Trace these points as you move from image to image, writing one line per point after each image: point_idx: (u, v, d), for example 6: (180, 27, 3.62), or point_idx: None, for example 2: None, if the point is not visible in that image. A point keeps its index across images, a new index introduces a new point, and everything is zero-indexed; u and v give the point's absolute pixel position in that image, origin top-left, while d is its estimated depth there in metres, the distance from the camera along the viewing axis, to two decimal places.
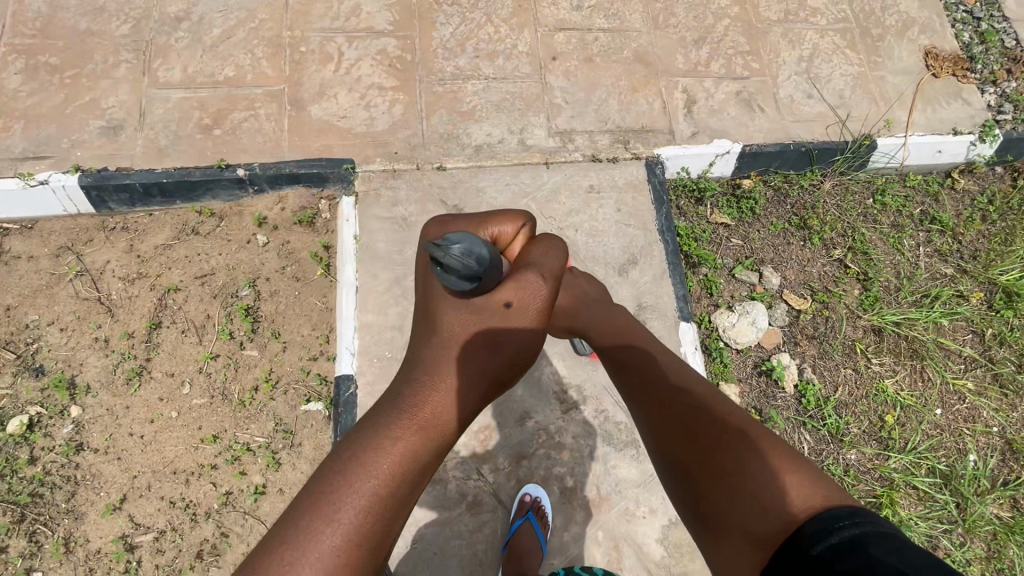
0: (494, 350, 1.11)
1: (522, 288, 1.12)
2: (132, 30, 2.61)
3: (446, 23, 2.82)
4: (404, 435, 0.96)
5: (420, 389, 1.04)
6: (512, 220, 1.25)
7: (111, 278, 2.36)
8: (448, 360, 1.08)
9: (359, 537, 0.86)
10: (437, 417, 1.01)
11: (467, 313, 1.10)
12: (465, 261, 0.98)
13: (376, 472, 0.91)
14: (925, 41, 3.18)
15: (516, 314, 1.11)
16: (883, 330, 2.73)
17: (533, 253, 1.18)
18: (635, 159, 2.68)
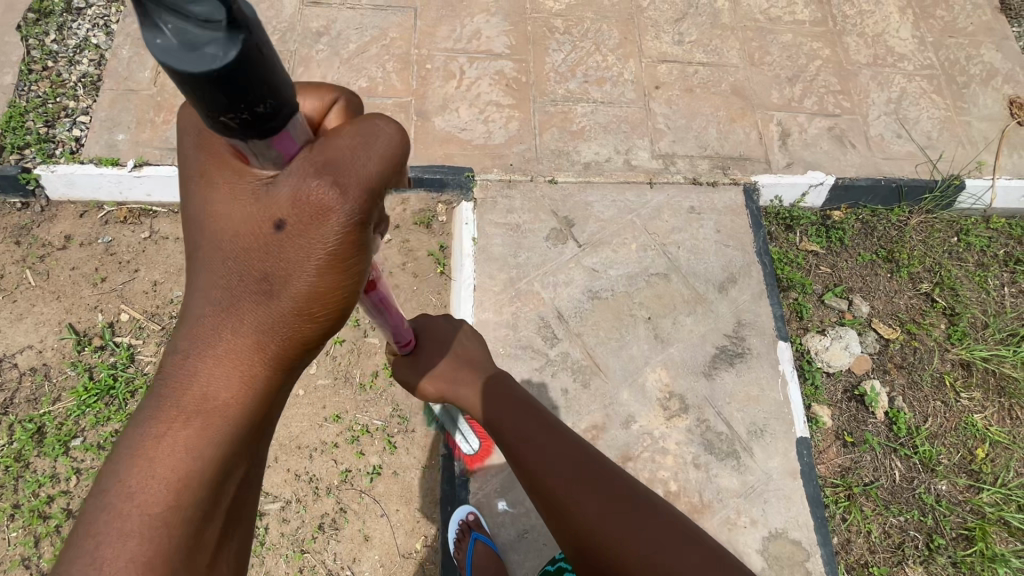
0: (274, 292, 0.76)
1: (305, 196, 0.72)
2: (279, 41, 2.88)
3: (558, 50, 3.05)
4: (182, 423, 0.76)
5: (186, 372, 0.78)
6: (322, 94, 0.83)
7: None
8: (220, 312, 0.78)
9: (152, 529, 0.72)
10: (216, 393, 0.78)
11: (230, 250, 0.77)
12: (220, 40, 0.52)
13: (153, 478, 0.73)
14: (1010, 91, 3.30)
15: (294, 238, 0.73)
16: (972, 365, 2.77)
17: (333, 143, 0.72)
18: (733, 185, 2.82)
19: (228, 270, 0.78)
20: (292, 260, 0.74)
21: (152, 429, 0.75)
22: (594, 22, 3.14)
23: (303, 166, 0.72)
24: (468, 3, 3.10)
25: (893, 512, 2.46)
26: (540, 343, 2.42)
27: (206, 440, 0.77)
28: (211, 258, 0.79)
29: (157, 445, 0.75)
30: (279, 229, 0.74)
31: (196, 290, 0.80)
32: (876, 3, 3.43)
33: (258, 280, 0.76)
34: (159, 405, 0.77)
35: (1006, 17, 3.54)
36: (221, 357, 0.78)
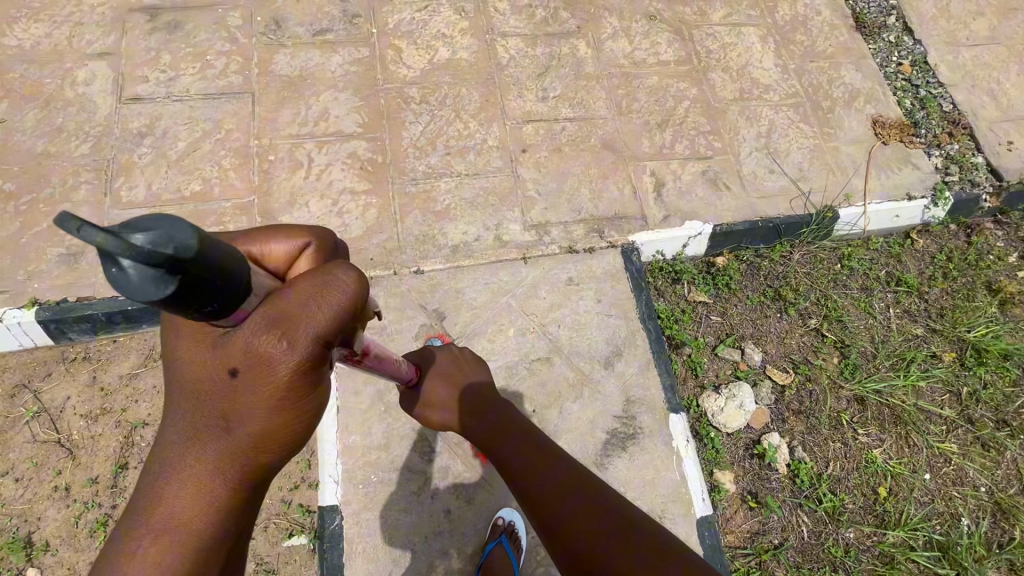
0: (232, 428, 0.84)
1: (253, 346, 0.77)
2: (93, 149, 2.55)
3: (415, 121, 2.85)
4: (156, 526, 0.85)
5: (151, 498, 0.86)
6: (300, 237, 0.96)
7: (72, 416, 2.22)
8: (190, 422, 0.87)
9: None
10: (177, 513, 0.85)
11: (185, 399, 0.87)
12: (149, 254, 0.62)
13: (143, 557, 0.83)
14: (872, 110, 3.36)
15: (253, 380, 0.79)
16: (866, 398, 2.76)
17: (296, 292, 0.80)
18: (610, 248, 2.71)
19: (188, 391, 0.86)
20: (243, 399, 0.81)
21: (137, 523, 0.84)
22: (452, 86, 2.97)
23: (257, 320, 0.78)
24: (313, 80, 2.87)
25: (805, 573, 2.40)
26: (416, 461, 2.21)
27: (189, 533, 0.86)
28: (181, 364, 0.86)
29: (121, 567, 0.83)
30: (232, 374, 0.80)
31: (167, 422, 0.89)
32: (737, 35, 3.44)
33: (209, 411, 0.84)
34: (145, 501, 0.86)
35: (862, 34, 3.63)
36: (187, 462, 0.86)
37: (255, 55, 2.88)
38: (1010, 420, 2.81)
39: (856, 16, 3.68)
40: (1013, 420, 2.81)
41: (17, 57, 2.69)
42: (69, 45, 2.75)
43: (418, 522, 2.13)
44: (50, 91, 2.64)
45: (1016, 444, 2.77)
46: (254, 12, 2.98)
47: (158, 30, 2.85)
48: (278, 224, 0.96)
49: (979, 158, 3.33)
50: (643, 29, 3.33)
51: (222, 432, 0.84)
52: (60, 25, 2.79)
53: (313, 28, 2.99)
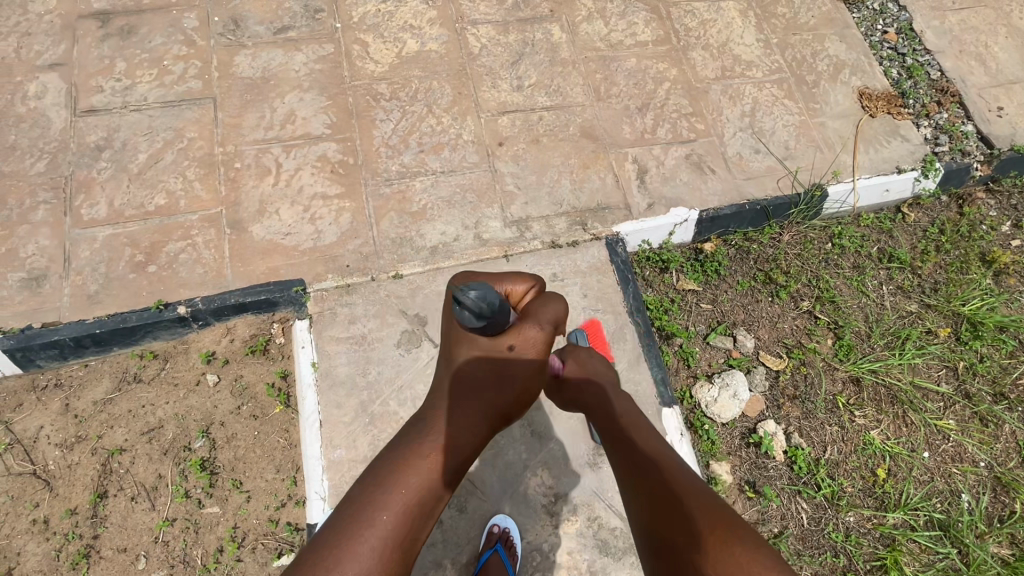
0: (506, 389, 1.47)
1: (524, 338, 1.48)
2: (50, 166, 2.44)
3: (386, 119, 2.74)
4: (426, 462, 1.32)
5: (434, 428, 1.39)
6: (525, 282, 1.61)
7: (46, 445, 2.15)
8: (465, 393, 1.43)
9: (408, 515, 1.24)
10: (456, 437, 1.38)
11: (466, 373, 1.45)
12: (477, 304, 1.31)
13: (408, 481, 1.28)
14: (858, 83, 3.27)
15: (519, 356, 1.48)
16: (862, 379, 2.72)
17: (535, 311, 1.55)
18: (595, 240, 2.63)
19: (468, 362, 1.46)
20: (508, 368, 1.46)
21: (408, 460, 1.32)
22: (422, 80, 2.85)
23: (523, 331, 1.49)
24: (277, 81, 2.75)
25: (806, 560, 2.37)
26: None
27: (439, 471, 1.32)
28: (459, 354, 1.47)
29: (406, 478, 1.28)
30: (509, 350, 1.47)
31: (454, 375, 1.47)
32: (717, 10, 3.32)
33: (485, 381, 1.45)
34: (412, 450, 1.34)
35: (845, 3, 3.52)
36: (458, 418, 1.40)
37: (213, 58, 2.75)
38: (1008, 393, 2.77)
39: None
40: (1010, 393, 2.77)
41: None
42: (17, 57, 2.63)
43: None
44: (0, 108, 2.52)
45: (1013, 416, 2.73)
46: (211, 11, 2.84)
47: (110, 36, 2.72)
48: (509, 275, 1.62)
49: (968, 126, 3.25)
50: (619, 9, 3.21)
51: (495, 391, 1.45)
52: (6, 36, 2.66)
53: (275, 25, 2.86)
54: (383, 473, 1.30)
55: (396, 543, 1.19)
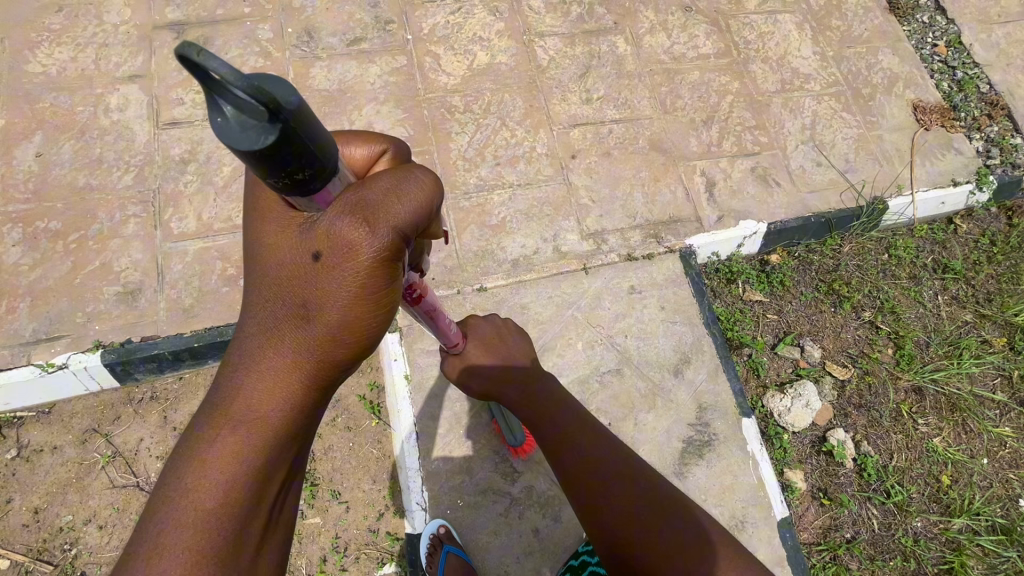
0: (308, 321, 0.90)
1: (341, 230, 0.82)
2: (136, 179, 2.45)
3: (462, 132, 2.78)
4: (234, 424, 0.94)
5: (231, 388, 0.95)
6: (371, 148, 1.00)
7: (148, 458, 2.17)
8: (261, 336, 0.94)
9: (235, 475, 0.92)
10: (256, 405, 0.93)
11: (273, 294, 0.92)
12: (245, 104, 0.64)
13: (215, 455, 0.92)
14: (912, 95, 3.33)
15: (334, 271, 0.85)
16: (923, 388, 2.81)
17: (374, 188, 0.82)
18: (669, 253, 2.68)
19: (273, 273, 0.92)
20: (329, 297, 0.87)
21: (231, 416, 0.94)
22: (494, 93, 2.89)
23: (344, 203, 0.82)
24: (353, 93, 2.77)
25: (879, 565, 2.45)
26: (501, 483, 2.20)
27: (254, 441, 0.93)
28: (264, 270, 0.94)
29: (221, 437, 0.93)
30: (315, 261, 0.86)
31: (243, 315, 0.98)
32: (774, 23, 3.36)
33: (296, 311, 0.90)
34: (225, 408, 0.95)
35: (895, 16, 3.57)
36: (278, 373, 0.94)
37: (290, 70, 2.77)
38: None
39: None
40: None
41: (44, 85, 2.56)
42: (96, 69, 2.63)
43: (508, 543, 2.14)
44: (84, 120, 2.52)
45: None
46: (285, 23, 2.86)
47: None
48: (349, 132, 1.02)
49: (1019, 138, 3.30)
50: (680, 21, 3.25)
51: (312, 330, 0.90)
52: (84, 47, 2.67)
53: (347, 37, 2.89)
54: (192, 436, 0.95)
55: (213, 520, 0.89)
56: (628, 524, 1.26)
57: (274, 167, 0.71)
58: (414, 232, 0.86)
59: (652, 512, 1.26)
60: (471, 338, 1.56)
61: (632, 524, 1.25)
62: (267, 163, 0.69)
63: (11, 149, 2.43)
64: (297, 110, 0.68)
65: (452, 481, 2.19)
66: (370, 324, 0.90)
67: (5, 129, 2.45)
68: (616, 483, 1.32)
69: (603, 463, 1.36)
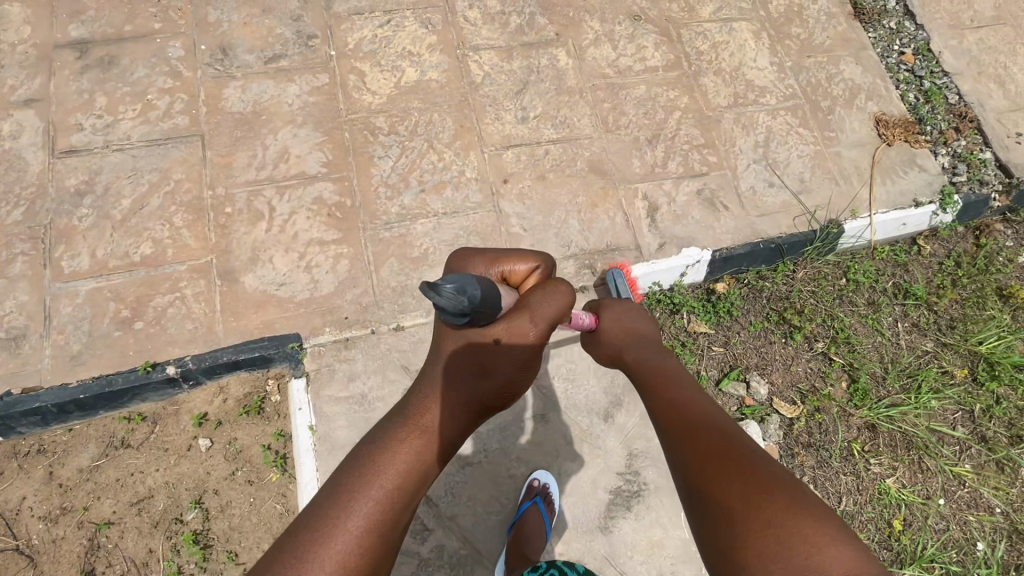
0: (488, 376, 1.34)
1: (507, 330, 1.28)
2: (26, 213, 2.30)
3: (384, 155, 2.60)
4: (407, 438, 1.30)
5: (416, 412, 1.36)
6: (528, 261, 1.38)
7: (29, 519, 2.03)
8: (449, 379, 1.37)
9: (403, 481, 1.24)
10: (433, 424, 1.33)
11: (459, 354, 1.34)
12: (455, 300, 1.10)
13: (396, 461, 1.25)
14: (874, 109, 3.14)
15: (506, 350, 1.30)
16: (877, 425, 2.64)
17: (531, 300, 1.30)
18: (604, 285, 2.52)
19: (455, 343, 1.34)
20: (499, 360, 1.32)
21: (403, 432, 1.31)
22: (422, 112, 2.71)
23: (509, 319, 1.28)
24: (268, 115, 2.59)
25: None
26: (409, 542, 2.06)
27: (422, 452, 1.29)
28: (444, 340, 1.37)
29: (400, 445, 1.29)
30: (495, 343, 1.29)
31: (437, 364, 1.40)
32: (729, 31, 3.17)
33: (473, 366, 1.34)
34: (405, 425, 1.33)
35: (860, 22, 3.37)
36: (440, 406, 1.36)
37: (200, 91, 2.59)
38: None
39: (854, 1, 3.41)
40: None
41: None
42: None
43: None
44: None
45: None
46: (197, 40, 2.68)
47: (89, 67, 2.56)
48: (517, 251, 1.39)
49: (987, 153, 3.11)
50: (628, 31, 3.06)
51: (476, 381, 1.35)
52: None
53: (265, 54, 2.71)
54: (373, 442, 1.31)
55: (385, 502, 1.19)
56: (720, 472, 1.12)
57: (474, 321, 1.21)
58: (551, 328, 1.34)
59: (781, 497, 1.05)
60: (600, 314, 1.66)
61: (729, 480, 1.10)
62: (469, 322, 1.19)
63: None
64: (478, 297, 1.14)
65: None
66: (517, 381, 1.38)
67: None
68: (739, 460, 1.13)
69: (702, 417, 1.26)
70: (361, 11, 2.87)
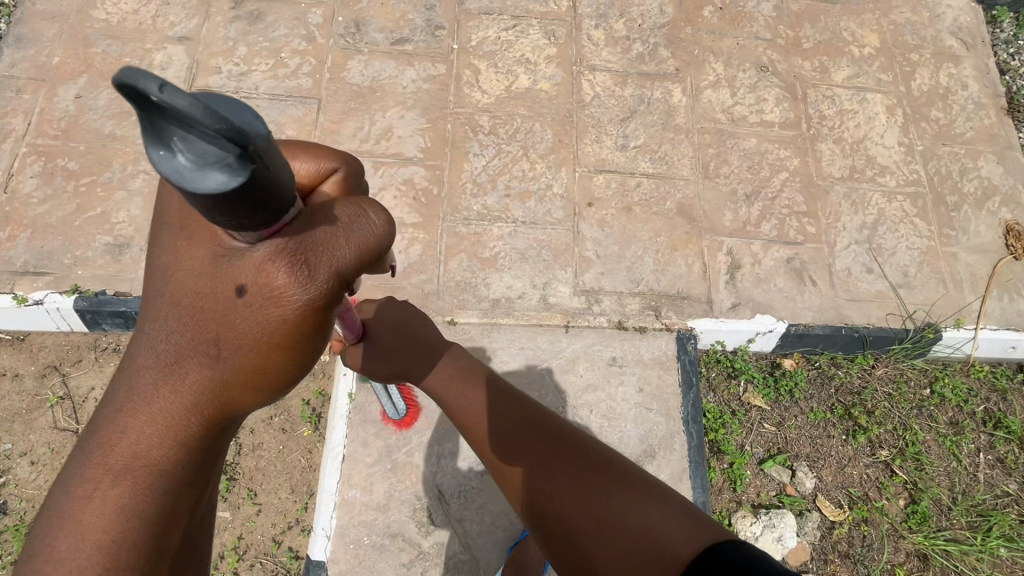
0: (218, 361, 0.82)
1: (268, 271, 0.77)
2: None
3: (479, 154, 2.65)
4: (114, 475, 0.82)
5: (115, 428, 0.84)
6: (323, 164, 0.95)
7: (93, 408, 2.23)
8: (162, 372, 0.84)
9: (122, 531, 0.81)
10: (145, 445, 0.83)
11: (176, 325, 0.83)
12: (223, 127, 0.58)
13: (97, 512, 0.80)
14: (1007, 215, 2.84)
15: (249, 312, 0.79)
16: (929, 557, 2.38)
17: (319, 227, 0.79)
18: (665, 331, 2.43)
19: (174, 305, 0.83)
20: (230, 329, 0.80)
21: (101, 463, 0.82)
22: (525, 119, 2.74)
23: (277, 246, 0.77)
24: (382, 93, 2.71)
25: None
26: (413, 532, 2.07)
27: (144, 489, 0.83)
28: (160, 303, 0.85)
29: (93, 488, 0.81)
30: (236, 298, 0.79)
31: (145, 337, 0.85)
32: (860, 101, 2.98)
33: (197, 346, 0.83)
34: (98, 452, 0.83)
35: (1012, 118, 3.06)
36: (157, 413, 0.84)
37: (328, 58, 2.75)
38: None
39: (1009, 95, 3.12)
40: None
41: (102, 31, 2.69)
42: (152, 24, 2.73)
43: None
44: None
45: None
46: (336, 11, 2.85)
47: (239, 19, 2.78)
48: (303, 145, 0.96)
49: None
50: (751, 81, 2.95)
51: (208, 368, 0.83)
52: (147, 2, 2.77)
53: (393, 35, 2.83)
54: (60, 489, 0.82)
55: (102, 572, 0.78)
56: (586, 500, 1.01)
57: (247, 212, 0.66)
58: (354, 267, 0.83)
59: (609, 469, 1.04)
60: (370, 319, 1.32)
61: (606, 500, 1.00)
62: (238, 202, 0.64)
63: (56, 86, 2.56)
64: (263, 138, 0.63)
65: (364, 515, 2.08)
66: (278, 365, 0.84)
67: (56, 67, 2.59)
68: (542, 439, 1.10)
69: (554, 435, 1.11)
70: (490, 11, 2.95)
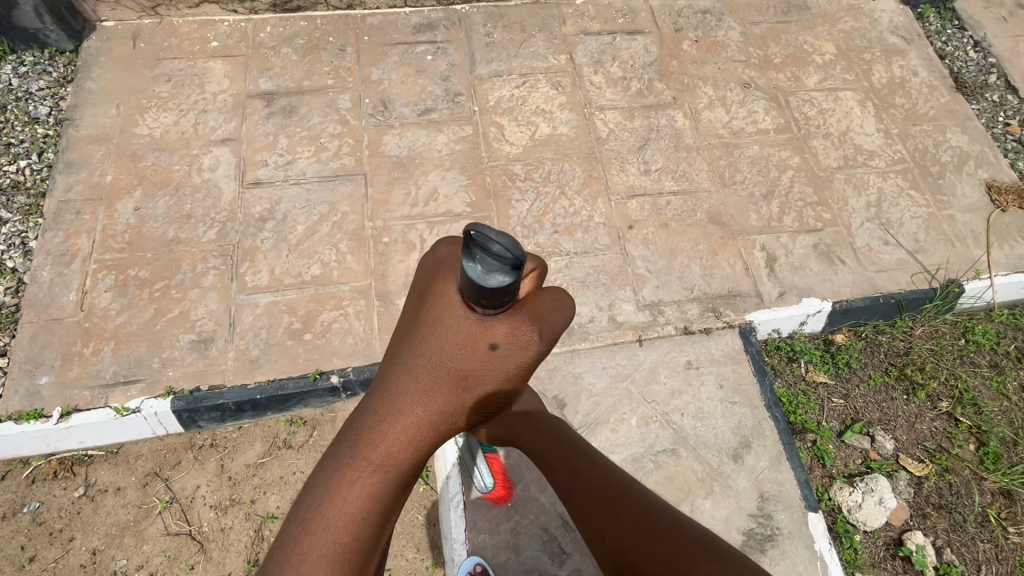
0: (467, 388, 1.11)
1: (514, 334, 1.10)
2: (219, 234, 2.64)
3: (521, 199, 2.86)
4: (363, 472, 0.95)
5: (367, 437, 0.99)
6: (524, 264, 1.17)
7: (202, 507, 2.21)
8: (420, 392, 1.07)
9: (357, 530, 0.90)
10: (392, 453, 0.98)
11: (434, 359, 1.09)
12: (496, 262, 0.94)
13: (348, 501, 0.92)
14: (984, 174, 3.22)
15: (498, 360, 1.11)
16: (1013, 493, 2.54)
17: (541, 308, 1.12)
18: (727, 328, 2.63)
19: (443, 343, 1.10)
20: (485, 369, 1.11)
21: (352, 463, 0.96)
22: (554, 162, 2.99)
23: (511, 321, 1.10)
24: (420, 160, 2.92)
25: None
26: (548, 564, 2.11)
27: (378, 492, 0.95)
28: (424, 337, 1.11)
29: (345, 483, 0.93)
30: (490, 349, 1.10)
31: (405, 364, 1.09)
32: (835, 99, 3.38)
33: (455, 377, 1.10)
34: (351, 452, 0.97)
35: (963, 94, 3.51)
36: (410, 424, 1.03)
37: (365, 137, 2.97)
38: None
39: (955, 75, 3.58)
40: None
41: (148, 146, 2.84)
42: (194, 132, 2.90)
43: None
44: (179, 178, 2.76)
45: None
46: (362, 94, 3.10)
47: (274, 114, 2.99)
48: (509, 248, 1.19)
49: None
50: (739, 97, 3.31)
51: (465, 392, 1.11)
52: (185, 113, 2.95)
53: (418, 107, 3.08)
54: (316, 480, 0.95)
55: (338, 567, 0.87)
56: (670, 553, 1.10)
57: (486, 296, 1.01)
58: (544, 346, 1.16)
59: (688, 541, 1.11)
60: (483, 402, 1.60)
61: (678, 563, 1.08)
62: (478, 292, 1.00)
63: (113, 202, 2.67)
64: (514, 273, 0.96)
65: (497, 557, 2.12)
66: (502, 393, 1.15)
67: (110, 185, 2.71)
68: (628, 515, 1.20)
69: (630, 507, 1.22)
70: (500, 74, 3.24)
